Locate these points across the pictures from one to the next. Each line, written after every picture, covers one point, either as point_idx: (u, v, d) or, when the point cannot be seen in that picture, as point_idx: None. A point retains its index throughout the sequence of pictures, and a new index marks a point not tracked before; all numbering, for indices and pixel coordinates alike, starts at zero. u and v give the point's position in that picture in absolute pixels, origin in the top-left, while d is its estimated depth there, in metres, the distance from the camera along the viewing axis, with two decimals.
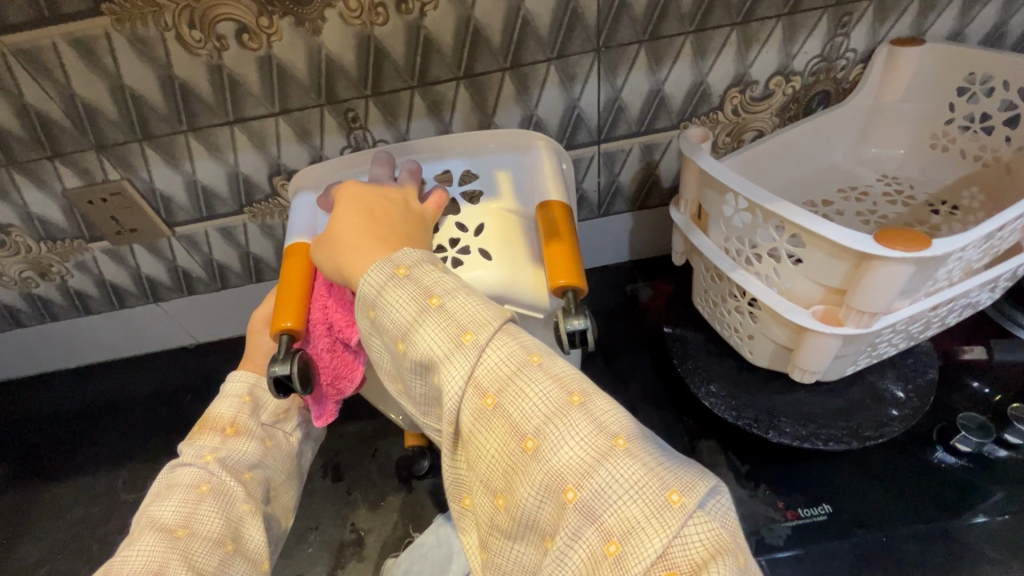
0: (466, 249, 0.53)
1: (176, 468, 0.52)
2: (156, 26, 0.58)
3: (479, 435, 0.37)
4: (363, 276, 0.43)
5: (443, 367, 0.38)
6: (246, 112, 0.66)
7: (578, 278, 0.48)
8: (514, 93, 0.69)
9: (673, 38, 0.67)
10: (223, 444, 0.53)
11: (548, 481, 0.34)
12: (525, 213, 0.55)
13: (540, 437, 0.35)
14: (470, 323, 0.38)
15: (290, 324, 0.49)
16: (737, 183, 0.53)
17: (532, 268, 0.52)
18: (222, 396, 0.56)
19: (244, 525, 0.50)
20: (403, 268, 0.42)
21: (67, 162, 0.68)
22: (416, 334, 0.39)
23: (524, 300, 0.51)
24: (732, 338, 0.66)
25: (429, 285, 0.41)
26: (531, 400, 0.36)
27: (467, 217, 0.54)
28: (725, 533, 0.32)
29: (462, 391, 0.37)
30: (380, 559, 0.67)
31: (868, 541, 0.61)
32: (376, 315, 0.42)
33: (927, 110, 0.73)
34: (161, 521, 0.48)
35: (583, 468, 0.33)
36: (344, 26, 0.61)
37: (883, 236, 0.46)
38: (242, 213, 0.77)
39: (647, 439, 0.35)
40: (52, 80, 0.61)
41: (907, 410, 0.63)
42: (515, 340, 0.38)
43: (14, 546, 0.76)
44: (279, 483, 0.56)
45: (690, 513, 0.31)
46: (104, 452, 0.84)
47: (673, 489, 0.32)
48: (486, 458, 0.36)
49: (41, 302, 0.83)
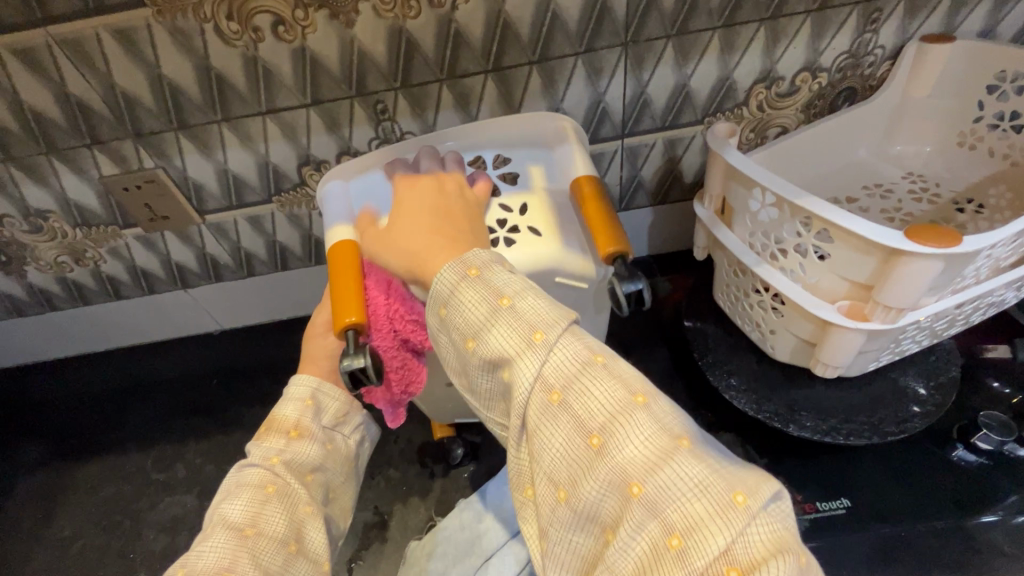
0: (514, 228, 0.54)
1: (244, 468, 0.53)
2: (196, 18, 0.59)
3: (542, 430, 0.37)
4: (437, 272, 0.44)
5: (515, 364, 0.39)
6: (279, 103, 0.68)
7: (624, 242, 0.50)
8: (540, 87, 0.70)
9: (701, 33, 0.67)
10: (288, 447, 0.54)
11: (613, 475, 0.34)
12: (559, 190, 0.57)
13: (606, 434, 0.35)
14: (538, 322, 0.39)
15: (353, 318, 0.48)
16: (764, 178, 0.54)
17: (577, 240, 0.54)
18: (286, 399, 0.57)
19: (306, 526, 0.52)
20: (474, 268, 0.43)
21: (105, 149, 0.70)
22: (487, 333, 0.40)
23: (576, 273, 0.53)
24: (754, 333, 0.67)
25: (498, 285, 0.42)
26: (596, 398, 0.37)
27: (510, 199, 0.56)
28: (788, 535, 0.32)
29: (529, 386, 0.38)
30: (404, 542, 0.68)
31: (886, 536, 0.62)
32: (447, 313, 0.43)
33: (954, 108, 0.72)
34: (232, 520, 0.49)
35: (648, 464, 0.34)
36: (376, 18, 0.62)
37: (913, 232, 0.46)
38: (271, 202, 0.79)
39: (709, 445, 0.36)
40: (93, 70, 0.62)
41: (928, 407, 0.63)
42: (580, 339, 0.39)
43: (50, 522, 0.78)
44: (338, 483, 0.58)
45: (755, 515, 0.32)
46: (135, 434, 0.86)
47: (738, 490, 0.32)
48: (549, 453, 0.37)
49: (75, 287, 0.86)
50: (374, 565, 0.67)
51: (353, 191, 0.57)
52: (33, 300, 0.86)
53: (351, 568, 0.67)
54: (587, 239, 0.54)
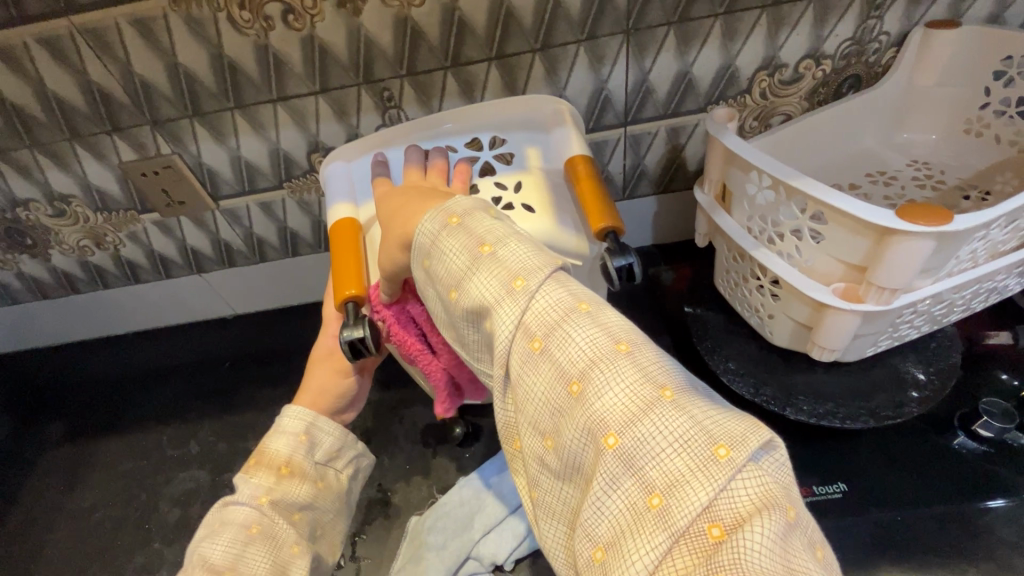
0: (508, 206, 0.57)
1: (230, 505, 0.53)
2: (209, 8, 0.62)
3: (525, 378, 0.38)
4: (419, 225, 0.46)
5: (495, 313, 0.40)
6: (289, 91, 0.70)
7: (618, 218, 0.51)
8: (543, 74, 0.71)
9: (702, 20, 0.68)
10: (278, 485, 0.55)
11: (591, 424, 0.35)
12: (555, 172, 0.58)
13: (585, 381, 0.36)
14: (521, 270, 0.40)
15: (354, 291, 0.50)
16: (762, 162, 0.54)
17: (572, 220, 0.56)
18: (279, 432, 0.57)
19: (291, 569, 0.52)
20: (455, 216, 0.45)
21: (124, 136, 0.72)
22: (469, 281, 0.41)
23: (570, 250, 0.55)
24: (754, 318, 0.67)
25: (480, 232, 0.43)
26: (576, 345, 0.37)
27: (505, 177, 0.59)
28: (774, 489, 0.31)
29: (512, 335, 0.39)
30: (406, 518, 0.70)
31: (883, 521, 0.62)
32: (430, 264, 0.45)
33: (962, 94, 0.72)
34: (212, 562, 0.50)
35: (628, 416, 0.34)
36: (383, 7, 0.64)
37: (906, 212, 0.46)
38: (282, 188, 0.81)
39: (695, 394, 0.35)
40: (113, 59, 0.65)
41: (926, 393, 0.63)
42: (564, 287, 0.39)
43: (71, 493, 0.82)
44: (327, 520, 0.58)
45: (739, 467, 0.31)
46: (152, 412, 0.90)
47: (721, 443, 0.32)
48: (532, 401, 0.38)
49: (95, 270, 0.89)
50: (377, 540, 0.69)
51: (356, 172, 0.59)
52: (57, 283, 0.90)
53: (354, 541, 0.69)
54: (580, 219, 0.56)
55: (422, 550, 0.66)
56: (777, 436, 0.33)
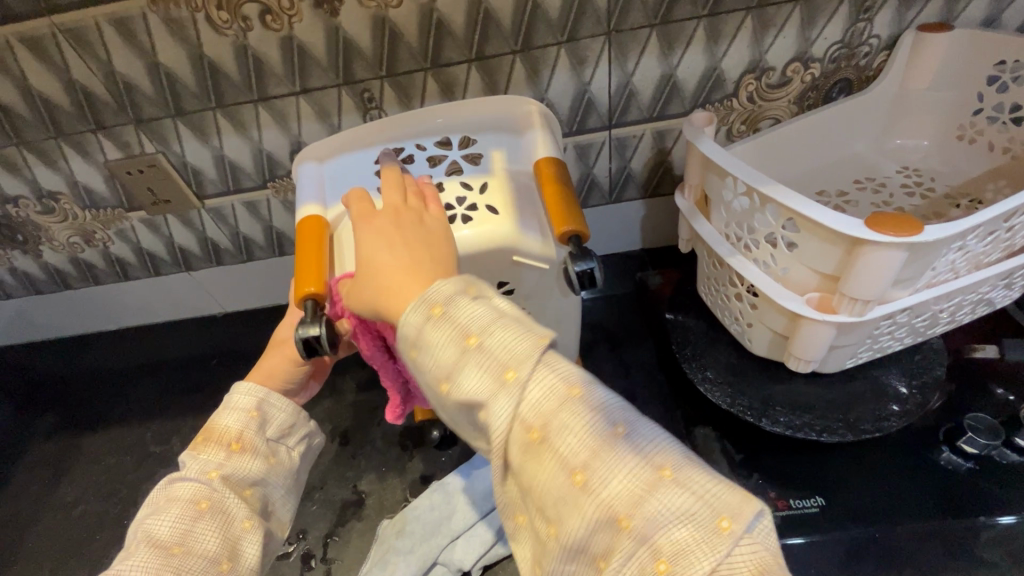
0: (472, 206, 0.55)
1: (177, 481, 0.53)
2: (187, 8, 0.62)
3: (526, 468, 0.37)
4: (400, 316, 0.42)
5: (489, 406, 0.38)
6: (270, 91, 0.70)
7: (583, 222, 0.51)
8: (525, 76, 0.70)
9: (685, 23, 0.67)
10: (228, 460, 0.54)
11: (600, 513, 0.35)
12: (521, 170, 0.57)
13: (588, 470, 0.36)
14: (511, 359, 0.38)
15: (313, 289, 0.50)
16: (735, 168, 0.53)
17: (535, 220, 0.55)
18: (228, 408, 0.57)
19: (242, 543, 0.52)
20: (437, 306, 0.40)
21: (109, 135, 0.73)
22: (460, 376, 0.39)
23: (535, 253, 0.53)
24: (733, 326, 0.66)
25: (465, 322, 0.39)
26: (577, 433, 0.36)
27: (472, 178, 0.57)
28: (770, 554, 0.34)
29: (508, 427, 0.37)
30: (378, 520, 0.70)
31: (860, 536, 0.60)
32: (418, 356, 0.41)
33: (954, 100, 0.70)
34: (158, 538, 0.50)
35: (634, 498, 0.35)
36: (360, 8, 0.63)
37: (875, 221, 0.45)
38: (265, 188, 0.81)
39: (691, 467, 0.36)
40: (95, 58, 0.66)
41: (908, 406, 0.61)
42: (557, 370, 0.38)
43: (55, 487, 0.83)
44: (278, 497, 0.57)
45: (740, 538, 0.33)
46: (138, 407, 0.91)
47: (721, 515, 0.34)
48: (535, 491, 0.37)
49: (86, 267, 0.90)
50: (348, 542, 0.69)
51: (327, 173, 0.59)
52: (48, 279, 0.91)
53: (326, 543, 0.68)
54: (545, 222, 0.55)
55: (390, 554, 0.65)
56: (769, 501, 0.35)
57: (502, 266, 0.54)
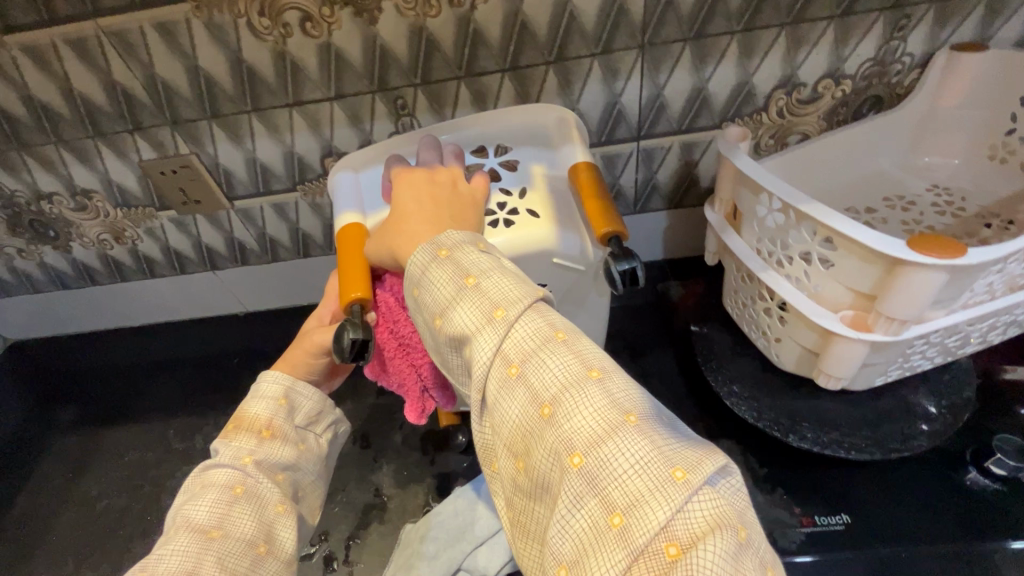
0: (513, 211, 0.55)
1: (211, 468, 0.54)
2: (230, 14, 0.63)
3: (500, 402, 0.38)
4: (411, 256, 0.46)
5: (474, 341, 0.40)
6: (305, 96, 0.71)
7: (620, 223, 0.52)
8: (556, 87, 0.71)
9: (719, 37, 0.67)
10: (260, 447, 0.55)
11: (559, 446, 0.35)
12: (558, 175, 0.58)
13: (556, 404, 0.36)
14: (502, 300, 0.40)
15: (359, 294, 0.51)
16: (771, 184, 0.53)
17: (574, 225, 0.55)
18: (257, 397, 0.58)
19: (277, 526, 0.53)
20: (444, 249, 0.44)
21: (145, 135, 0.74)
22: (453, 310, 0.42)
23: (574, 254, 0.54)
24: (760, 340, 0.66)
25: (467, 265, 0.43)
26: (551, 371, 0.37)
27: (510, 183, 0.58)
28: (728, 510, 0.32)
29: (489, 360, 0.39)
30: (400, 525, 0.70)
31: (887, 555, 0.60)
32: (420, 293, 0.44)
33: (986, 119, 0.70)
34: (197, 522, 0.50)
35: (594, 438, 0.34)
36: (398, 17, 0.64)
37: (918, 242, 0.45)
38: (295, 191, 0.82)
39: (659, 421, 0.36)
40: (136, 60, 0.67)
41: (937, 426, 0.61)
42: (543, 318, 0.40)
43: (78, 482, 0.84)
44: (307, 483, 0.58)
45: (695, 490, 0.32)
46: (160, 404, 0.92)
47: (678, 466, 0.33)
48: (506, 424, 0.38)
49: (114, 263, 0.91)
50: (370, 544, 0.69)
51: (364, 182, 0.60)
52: (77, 274, 0.92)
53: (348, 545, 0.69)
54: (584, 226, 0.56)
55: (414, 558, 0.66)
56: (732, 462, 0.34)
57: (542, 269, 0.55)
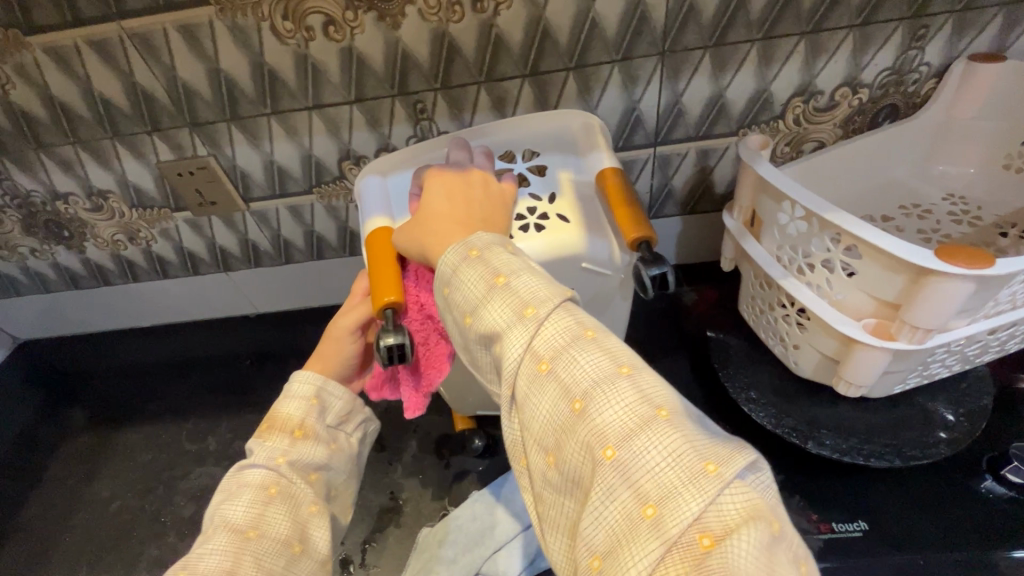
0: (543, 215, 0.56)
1: (247, 467, 0.54)
2: (254, 18, 0.63)
3: (531, 398, 0.38)
4: (442, 255, 0.46)
5: (505, 338, 0.40)
6: (325, 99, 0.71)
7: (649, 228, 0.52)
8: (576, 93, 0.71)
9: (738, 45, 0.68)
10: (293, 447, 0.55)
11: (591, 440, 0.35)
12: (585, 181, 0.58)
13: (588, 399, 0.36)
14: (532, 299, 0.40)
15: (393, 298, 0.50)
16: (793, 192, 0.54)
17: (603, 231, 0.56)
18: (290, 396, 0.58)
19: (310, 526, 0.52)
20: (475, 250, 0.45)
21: (164, 137, 0.74)
22: (483, 310, 0.42)
23: (602, 260, 0.55)
24: (777, 347, 0.66)
25: (496, 265, 0.43)
26: (582, 366, 0.37)
27: (539, 189, 0.58)
28: (761, 503, 0.32)
29: (520, 357, 0.39)
30: (417, 528, 0.70)
31: (905, 562, 0.60)
32: (450, 292, 0.45)
33: (1002, 130, 0.70)
34: (233, 522, 0.50)
35: (626, 432, 0.34)
36: (421, 21, 0.64)
37: (946, 253, 0.45)
38: (311, 193, 0.82)
39: (689, 416, 0.36)
40: (158, 62, 0.67)
41: (955, 434, 0.62)
42: (573, 316, 0.40)
43: (91, 483, 0.84)
44: (339, 483, 0.58)
45: (727, 483, 0.32)
46: (169, 406, 0.93)
47: (710, 459, 0.32)
48: (538, 419, 0.38)
49: (127, 263, 0.91)
50: (387, 547, 0.69)
51: (391, 186, 0.60)
52: (89, 274, 0.92)
53: (365, 548, 0.69)
54: (613, 232, 0.56)
55: (433, 562, 0.66)
56: (763, 457, 0.33)
57: (570, 274, 0.55)
